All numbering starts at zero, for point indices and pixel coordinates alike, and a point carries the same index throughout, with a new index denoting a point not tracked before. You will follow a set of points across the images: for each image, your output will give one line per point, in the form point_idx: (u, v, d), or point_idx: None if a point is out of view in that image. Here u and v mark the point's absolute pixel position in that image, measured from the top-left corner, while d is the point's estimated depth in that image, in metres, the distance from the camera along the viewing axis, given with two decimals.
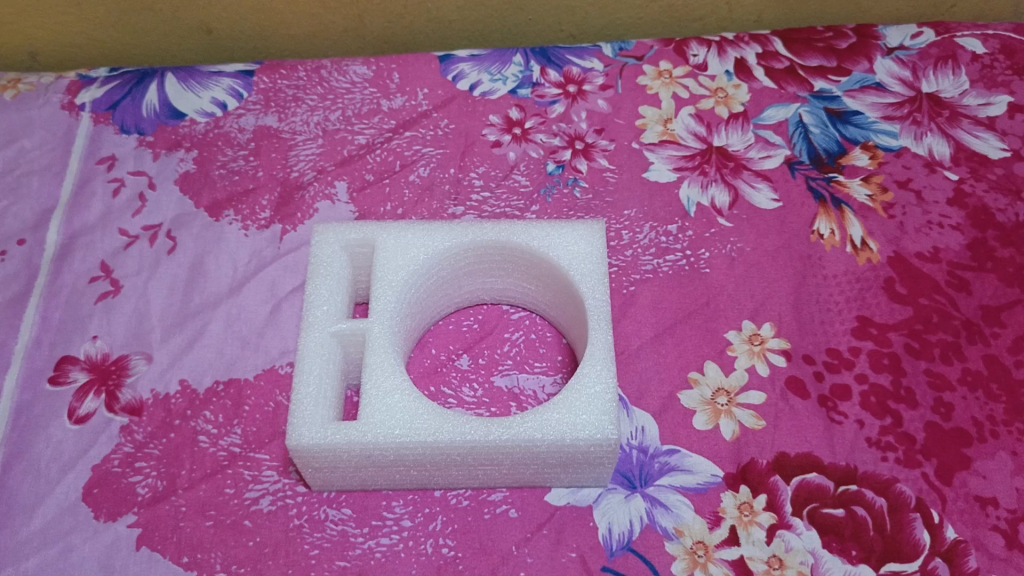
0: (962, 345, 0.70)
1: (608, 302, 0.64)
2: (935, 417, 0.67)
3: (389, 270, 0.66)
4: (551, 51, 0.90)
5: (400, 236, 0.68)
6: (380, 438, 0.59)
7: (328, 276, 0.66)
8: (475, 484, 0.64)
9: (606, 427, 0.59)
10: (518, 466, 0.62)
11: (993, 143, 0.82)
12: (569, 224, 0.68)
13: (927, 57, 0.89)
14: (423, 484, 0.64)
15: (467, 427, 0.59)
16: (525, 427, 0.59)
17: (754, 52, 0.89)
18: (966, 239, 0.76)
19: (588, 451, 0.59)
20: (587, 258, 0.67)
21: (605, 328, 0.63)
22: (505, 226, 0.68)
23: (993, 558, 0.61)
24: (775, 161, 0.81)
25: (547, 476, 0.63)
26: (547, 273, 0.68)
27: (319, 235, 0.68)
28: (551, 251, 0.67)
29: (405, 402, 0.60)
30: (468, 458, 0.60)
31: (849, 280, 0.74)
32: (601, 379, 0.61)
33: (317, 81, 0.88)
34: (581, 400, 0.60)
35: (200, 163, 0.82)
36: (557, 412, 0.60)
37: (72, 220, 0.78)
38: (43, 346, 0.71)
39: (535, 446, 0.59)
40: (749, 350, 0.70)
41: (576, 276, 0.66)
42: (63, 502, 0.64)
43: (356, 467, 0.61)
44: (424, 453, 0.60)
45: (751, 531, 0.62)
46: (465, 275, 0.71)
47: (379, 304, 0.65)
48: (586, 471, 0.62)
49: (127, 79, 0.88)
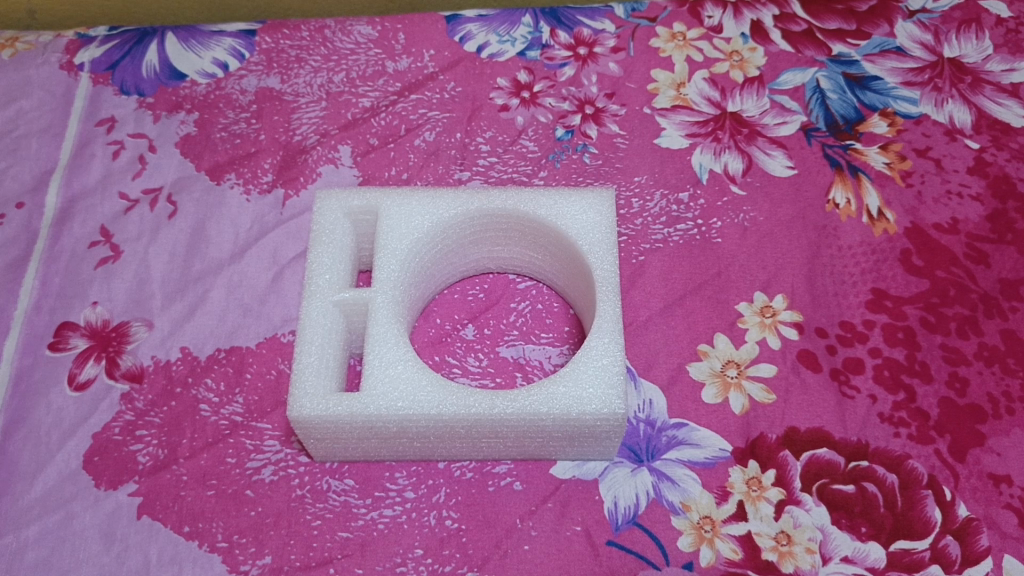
0: (979, 319, 0.68)
1: (618, 273, 0.63)
2: (950, 393, 0.65)
3: (392, 238, 0.65)
4: (561, 11, 0.87)
5: (405, 202, 0.66)
6: (383, 410, 0.58)
7: (329, 245, 0.64)
8: (479, 456, 0.63)
9: (613, 402, 0.58)
10: (523, 441, 0.61)
11: (1016, 110, 0.80)
12: (578, 192, 0.66)
13: (951, 21, 0.86)
14: (426, 455, 0.63)
15: (472, 399, 0.58)
16: (531, 400, 0.58)
17: (771, 14, 0.86)
18: (986, 210, 0.74)
19: (594, 426, 0.58)
20: (596, 227, 0.65)
21: (613, 299, 0.61)
22: (513, 195, 0.67)
23: (1006, 536, 0.60)
24: (790, 127, 0.79)
25: (553, 450, 0.62)
26: (555, 243, 0.67)
27: (320, 202, 0.66)
28: (560, 220, 0.65)
29: (409, 373, 0.59)
30: (472, 431, 0.59)
31: (865, 252, 0.72)
32: (609, 352, 0.59)
33: (320, 42, 0.85)
34: (588, 373, 0.59)
35: (201, 126, 0.80)
36: (563, 385, 0.58)
37: (71, 183, 0.77)
38: (43, 311, 0.70)
39: (541, 419, 0.58)
40: (760, 322, 0.68)
41: (584, 246, 0.64)
42: (63, 469, 0.63)
43: (359, 438, 0.60)
44: (428, 425, 0.59)
45: (760, 507, 0.61)
46: (472, 244, 0.69)
47: (383, 273, 0.63)
48: (593, 445, 0.61)
49: (126, 38, 0.86)
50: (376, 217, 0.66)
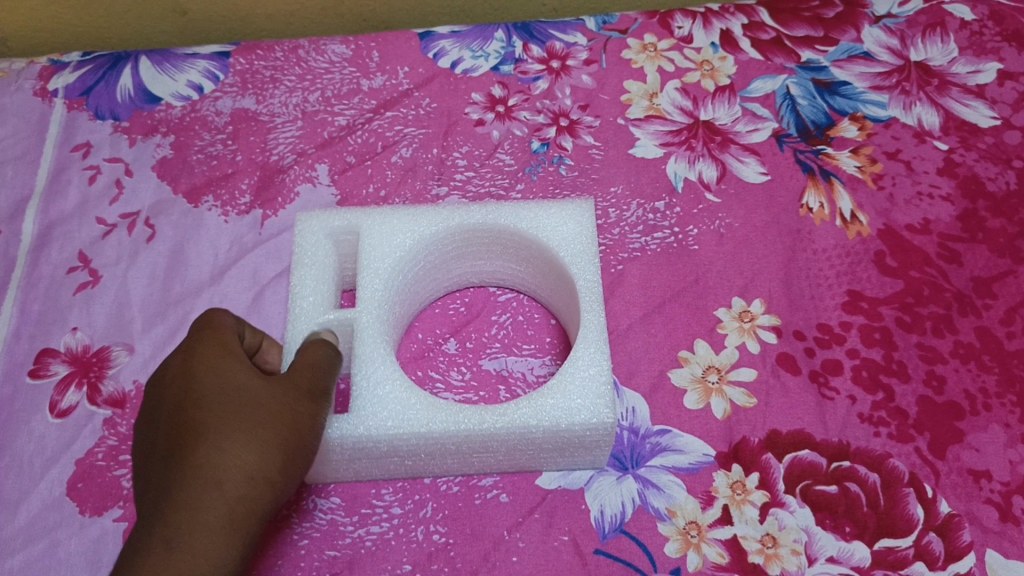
0: (954, 317, 0.69)
1: (600, 282, 0.64)
2: (927, 391, 0.66)
3: (375, 256, 0.66)
4: (533, 25, 0.88)
5: (386, 221, 0.67)
6: (373, 430, 0.58)
7: (312, 266, 0.65)
8: (467, 473, 0.64)
9: (601, 411, 0.59)
10: (514, 456, 0.61)
11: (983, 111, 0.81)
12: (556, 203, 0.68)
13: (916, 25, 0.87)
14: (414, 476, 0.64)
15: (461, 415, 0.59)
16: (519, 414, 0.59)
17: (740, 23, 0.87)
18: (956, 210, 0.75)
19: (583, 436, 0.59)
20: (577, 238, 0.66)
21: (597, 309, 0.63)
22: (493, 209, 0.68)
23: (987, 531, 0.61)
24: (763, 134, 0.80)
25: (545, 461, 0.63)
26: (536, 254, 0.68)
27: (301, 224, 0.67)
28: (540, 232, 0.67)
29: (397, 393, 0.60)
30: (462, 450, 0.60)
31: (840, 254, 0.73)
32: (594, 361, 0.61)
33: (294, 62, 0.86)
34: (574, 383, 0.60)
35: (177, 149, 0.80)
36: (552, 398, 0.60)
37: (48, 210, 0.77)
38: (23, 339, 0.70)
39: (531, 433, 0.59)
40: (739, 327, 0.69)
41: (566, 256, 0.66)
42: (46, 497, 0.63)
43: (348, 462, 0.60)
44: (417, 444, 0.60)
45: (744, 510, 0.61)
46: (453, 259, 0.71)
47: (366, 292, 0.64)
48: (584, 456, 0.62)
49: (99, 63, 0.86)
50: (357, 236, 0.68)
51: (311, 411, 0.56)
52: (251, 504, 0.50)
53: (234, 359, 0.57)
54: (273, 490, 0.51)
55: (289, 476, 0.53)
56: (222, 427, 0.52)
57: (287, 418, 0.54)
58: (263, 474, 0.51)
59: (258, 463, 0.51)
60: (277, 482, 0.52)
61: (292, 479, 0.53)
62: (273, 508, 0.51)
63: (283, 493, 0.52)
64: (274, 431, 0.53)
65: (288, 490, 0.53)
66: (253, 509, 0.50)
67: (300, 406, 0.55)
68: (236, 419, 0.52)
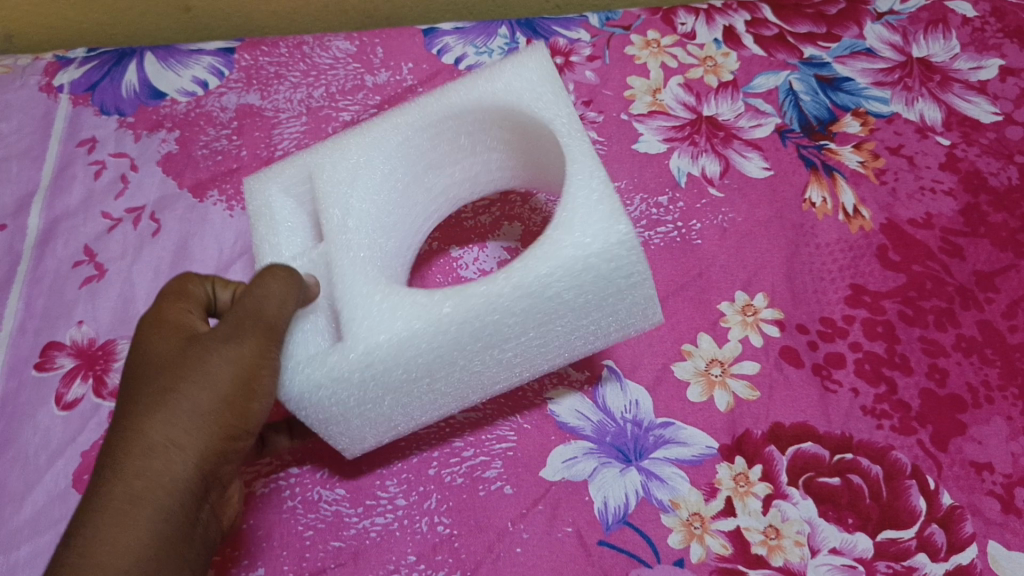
0: (956, 311, 0.70)
1: (575, 114, 0.62)
2: (930, 384, 0.66)
3: (330, 177, 0.64)
4: (537, 22, 0.89)
5: (330, 152, 0.66)
6: (375, 342, 0.55)
7: (272, 222, 0.65)
8: (503, 366, 0.61)
9: (605, 236, 0.55)
10: (542, 326, 0.58)
11: (985, 106, 0.81)
12: (501, 63, 0.66)
13: (918, 21, 0.87)
14: (456, 391, 0.62)
15: (457, 298, 0.56)
16: (516, 283, 0.55)
17: (743, 20, 0.88)
18: (958, 204, 0.75)
19: (606, 268, 0.56)
20: (521, 77, 0.64)
21: (574, 138, 0.60)
22: (437, 98, 0.66)
23: (990, 523, 0.61)
24: (765, 130, 0.80)
25: (594, 332, 0.62)
26: (492, 113, 0.66)
27: (250, 191, 0.67)
28: (492, 92, 0.65)
29: (383, 297, 0.57)
30: (482, 339, 0.57)
31: (842, 249, 0.73)
32: (592, 182, 0.57)
33: (299, 58, 0.86)
34: (573, 219, 0.56)
35: (182, 144, 0.81)
36: (540, 257, 0.55)
37: (54, 205, 0.77)
38: (29, 332, 0.71)
39: (541, 296, 0.56)
40: (742, 321, 0.70)
41: (523, 99, 0.63)
42: (52, 489, 0.63)
43: (378, 395, 0.58)
44: (433, 342, 0.56)
45: (748, 502, 0.62)
46: (420, 165, 0.70)
47: (329, 219, 0.62)
48: (628, 304, 0.60)
49: (105, 59, 0.86)
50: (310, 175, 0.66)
51: (231, 360, 0.54)
52: (158, 474, 0.51)
53: (165, 328, 0.57)
54: (184, 455, 0.52)
55: (221, 446, 0.54)
56: (132, 406, 0.53)
57: (193, 379, 0.53)
58: (165, 443, 0.52)
59: (158, 434, 0.52)
60: (186, 446, 0.52)
61: (216, 435, 0.53)
62: (194, 469, 0.53)
63: (204, 451, 0.53)
64: (176, 400, 0.53)
65: (220, 445, 0.54)
66: (164, 479, 0.51)
67: (211, 358, 0.54)
68: (146, 394, 0.54)
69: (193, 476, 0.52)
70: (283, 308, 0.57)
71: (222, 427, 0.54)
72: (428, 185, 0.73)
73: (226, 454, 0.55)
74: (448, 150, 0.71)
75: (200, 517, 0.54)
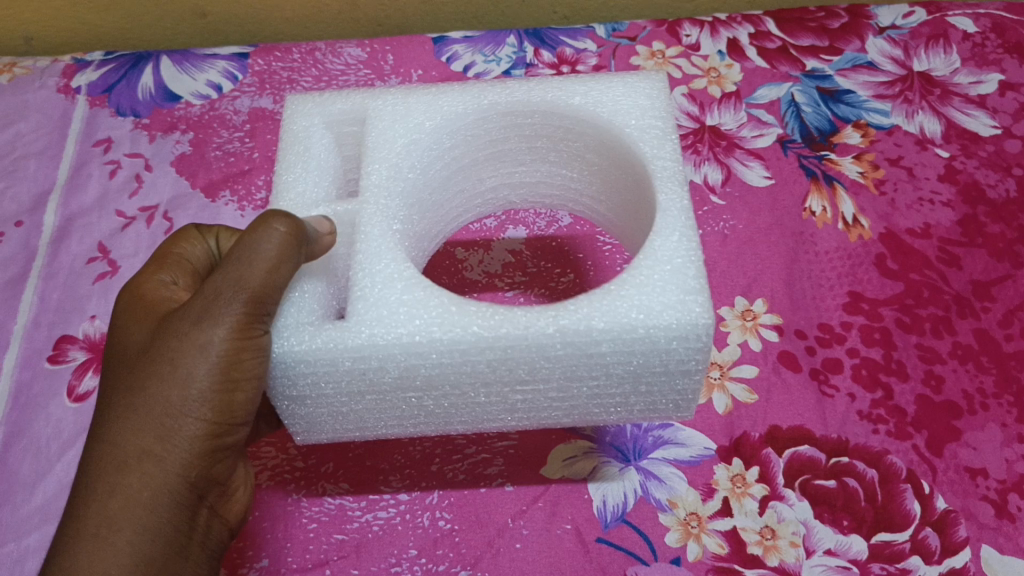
0: (952, 319, 0.71)
1: (680, 159, 0.56)
2: (926, 390, 0.67)
3: (386, 139, 0.58)
4: (545, 32, 0.90)
5: (394, 102, 0.60)
6: (379, 340, 0.48)
7: (304, 154, 0.58)
8: (507, 404, 0.55)
9: (692, 309, 0.48)
10: (571, 378, 0.52)
11: (984, 120, 0.82)
12: (618, 77, 0.60)
13: (919, 36, 0.89)
14: (442, 414, 0.55)
15: (494, 322, 0.49)
16: (573, 318, 0.49)
17: (747, 32, 0.89)
18: (957, 215, 0.77)
19: (668, 348, 0.50)
20: (634, 106, 0.59)
21: (675, 190, 0.54)
22: (541, 85, 0.60)
23: (983, 527, 0.62)
24: (767, 139, 0.82)
25: (617, 406, 0.56)
26: (581, 128, 0.61)
27: (291, 108, 0.60)
28: (593, 106, 0.59)
29: (411, 298, 0.50)
30: (496, 371, 0.51)
31: (841, 257, 0.75)
32: (680, 251, 0.51)
33: (311, 64, 0.88)
34: (657, 273, 0.50)
35: (196, 145, 0.82)
36: (614, 297, 0.49)
37: (69, 202, 0.79)
38: (42, 326, 0.72)
39: (593, 344, 0.49)
40: (741, 326, 0.71)
41: (632, 132, 0.58)
42: (62, 478, 0.64)
43: (355, 390, 0.52)
44: (444, 364, 0.50)
45: (744, 503, 0.63)
46: (485, 142, 0.64)
47: (371, 180, 0.56)
48: (666, 390, 0.54)
49: (122, 62, 0.88)
50: (364, 122, 0.60)
51: (200, 347, 0.48)
52: (135, 490, 0.48)
53: (153, 307, 0.53)
54: (162, 465, 0.48)
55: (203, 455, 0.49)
56: (106, 410, 0.50)
57: (163, 377, 0.48)
58: (138, 454, 0.48)
59: (130, 444, 0.48)
60: (163, 455, 0.48)
61: (199, 441, 0.49)
62: (177, 477, 0.49)
63: (186, 457, 0.49)
64: (144, 403, 0.48)
65: (207, 445, 0.50)
66: (144, 494, 0.48)
67: (179, 349, 0.48)
68: (124, 391, 0.49)
69: (178, 485, 0.49)
70: (271, 274, 0.49)
71: (204, 427, 0.49)
72: (477, 179, 0.68)
73: (217, 450, 0.51)
74: (512, 151, 0.66)
75: (199, 522, 0.51)
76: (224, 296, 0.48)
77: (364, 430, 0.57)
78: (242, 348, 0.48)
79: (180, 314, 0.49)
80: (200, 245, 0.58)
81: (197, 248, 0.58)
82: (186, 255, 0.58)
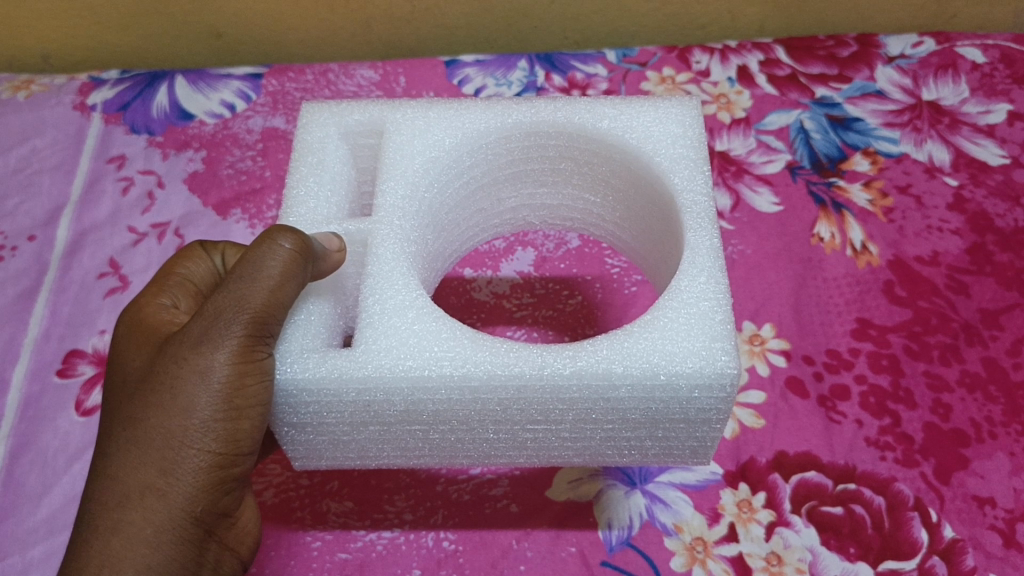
0: (960, 347, 0.71)
1: (712, 193, 0.56)
2: (934, 418, 0.67)
3: (404, 156, 0.59)
4: (556, 56, 0.91)
5: (414, 118, 0.60)
6: (386, 372, 0.48)
7: (317, 166, 0.58)
8: (513, 442, 0.54)
9: (716, 358, 0.48)
10: (583, 419, 0.52)
11: (992, 150, 0.83)
12: (653, 102, 0.61)
13: (928, 65, 0.89)
14: (444, 447, 0.55)
15: (511, 360, 0.49)
16: (592, 359, 0.48)
17: (757, 60, 0.90)
18: (965, 243, 0.77)
19: (689, 397, 0.49)
20: (668, 136, 0.59)
21: (708, 230, 0.54)
22: (569, 106, 0.61)
23: (991, 556, 0.61)
24: (776, 166, 0.82)
25: (631, 448, 0.56)
26: (607, 153, 0.62)
27: (306, 118, 0.60)
28: (624, 132, 0.59)
29: (423, 330, 0.50)
30: (506, 408, 0.51)
31: (849, 283, 0.75)
32: (707, 294, 0.51)
33: (324, 84, 0.89)
34: (679, 319, 0.50)
35: (208, 163, 0.83)
36: (636, 340, 0.49)
37: (82, 218, 0.80)
38: (52, 339, 0.72)
39: (612, 388, 0.49)
40: (749, 350, 0.71)
41: (664, 162, 0.58)
42: (68, 492, 0.65)
43: (358, 420, 0.51)
44: (454, 399, 0.50)
45: (750, 528, 0.62)
46: (505, 162, 0.64)
47: (387, 198, 0.57)
48: (684, 435, 0.54)
49: (137, 81, 0.89)
50: (381, 135, 0.61)
51: (202, 373, 0.49)
52: (139, 527, 0.48)
53: (155, 332, 0.53)
54: (165, 500, 0.48)
55: (207, 488, 0.50)
56: (107, 442, 0.50)
57: (164, 407, 0.49)
58: (140, 489, 0.48)
59: (132, 479, 0.48)
60: (166, 490, 0.48)
61: (204, 475, 0.49)
62: (182, 512, 0.49)
63: (190, 490, 0.49)
64: (145, 434, 0.48)
65: (213, 477, 0.50)
66: (148, 531, 0.48)
67: (179, 376, 0.49)
68: (125, 421, 0.49)
69: (183, 520, 0.49)
70: (274, 291, 0.50)
71: (207, 459, 0.49)
72: (497, 199, 0.68)
73: (223, 482, 0.51)
74: (534, 171, 0.66)
75: (207, 557, 0.52)
76: (226, 318, 0.49)
77: (365, 459, 0.56)
78: (245, 372, 0.48)
79: (180, 338, 0.50)
80: (206, 263, 0.60)
81: (201, 266, 0.59)
82: (190, 275, 0.59)
